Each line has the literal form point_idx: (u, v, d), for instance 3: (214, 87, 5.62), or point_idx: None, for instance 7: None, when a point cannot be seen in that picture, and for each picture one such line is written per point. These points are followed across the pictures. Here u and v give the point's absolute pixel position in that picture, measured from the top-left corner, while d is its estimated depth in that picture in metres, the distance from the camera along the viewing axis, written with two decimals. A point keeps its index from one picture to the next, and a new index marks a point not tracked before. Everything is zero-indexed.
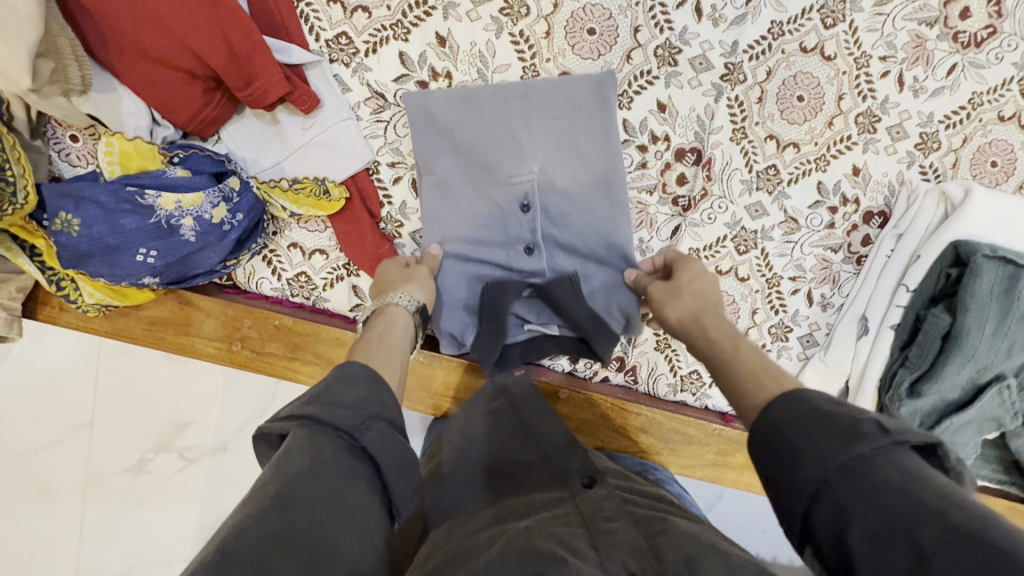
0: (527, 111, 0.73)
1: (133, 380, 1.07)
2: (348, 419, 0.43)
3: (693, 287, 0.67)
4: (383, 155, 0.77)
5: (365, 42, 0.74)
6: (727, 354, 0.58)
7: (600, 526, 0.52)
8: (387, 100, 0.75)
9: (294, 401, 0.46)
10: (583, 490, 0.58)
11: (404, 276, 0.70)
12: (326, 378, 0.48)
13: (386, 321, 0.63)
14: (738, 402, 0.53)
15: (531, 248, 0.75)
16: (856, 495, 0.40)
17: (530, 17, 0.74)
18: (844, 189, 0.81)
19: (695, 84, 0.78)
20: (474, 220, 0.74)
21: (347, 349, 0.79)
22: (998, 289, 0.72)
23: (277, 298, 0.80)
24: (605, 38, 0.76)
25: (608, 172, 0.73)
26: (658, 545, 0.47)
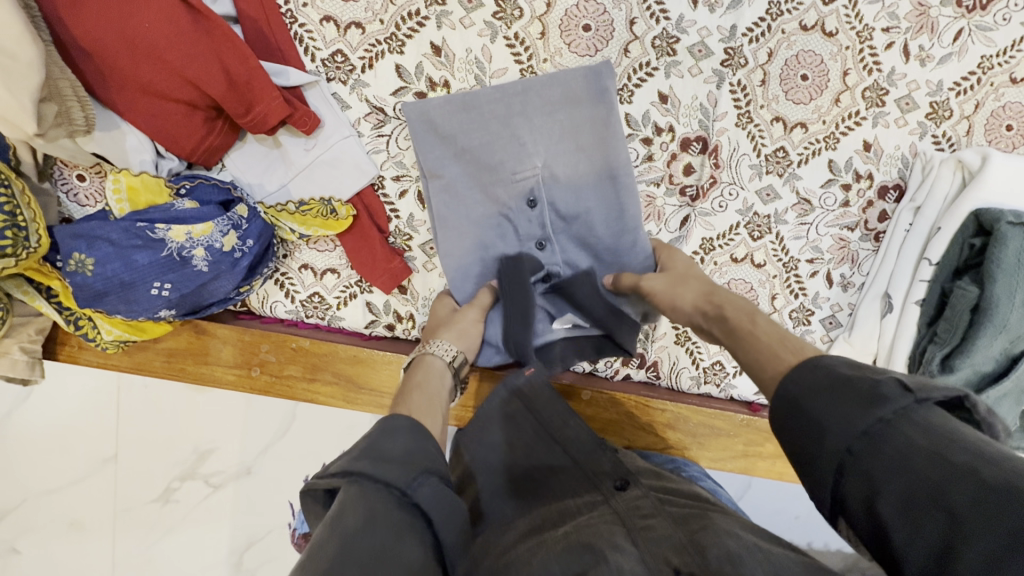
0: (527, 109, 0.72)
1: (155, 411, 1.07)
2: (399, 474, 0.43)
3: (686, 272, 0.69)
4: (387, 170, 0.76)
5: (360, 58, 0.73)
6: (743, 331, 0.56)
7: (636, 523, 0.51)
8: (387, 114, 0.75)
9: (342, 455, 0.45)
10: (617, 492, 0.58)
11: (448, 320, 0.72)
12: (372, 430, 0.47)
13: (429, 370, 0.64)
14: (760, 377, 0.52)
15: (542, 243, 0.75)
16: (884, 462, 0.38)
17: (524, 18, 0.74)
18: (856, 166, 0.80)
19: (696, 72, 0.77)
20: (482, 221, 0.73)
21: (365, 366, 0.79)
22: None
23: (293, 321, 0.80)
24: (600, 34, 0.75)
25: (613, 159, 0.72)
26: (699, 541, 0.47)
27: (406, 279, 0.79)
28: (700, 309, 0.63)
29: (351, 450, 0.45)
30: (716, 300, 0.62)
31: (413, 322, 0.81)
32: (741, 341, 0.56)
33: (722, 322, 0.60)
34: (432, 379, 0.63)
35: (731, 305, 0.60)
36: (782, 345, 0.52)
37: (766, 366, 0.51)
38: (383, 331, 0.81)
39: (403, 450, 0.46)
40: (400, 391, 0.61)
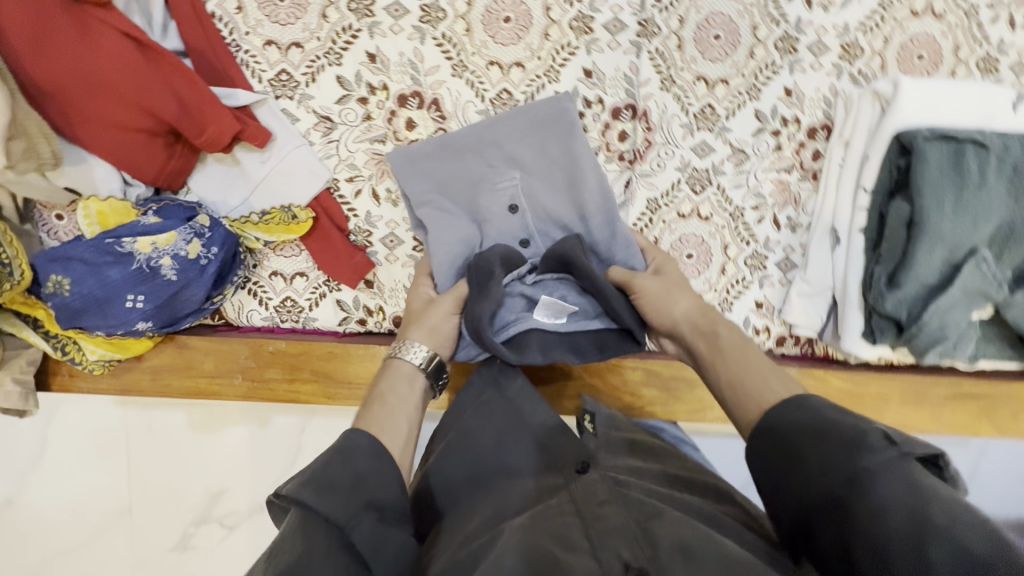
0: (498, 137, 0.77)
1: (157, 459, 1.09)
2: (339, 510, 0.47)
3: (673, 284, 0.70)
4: (341, 172, 0.81)
5: (303, 74, 0.79)
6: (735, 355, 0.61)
7: (593, 512, 0.54)
8: (334, 121, 0.80)
9: (296, 475, 0.50)
10: (577, 476, 0.59)
11: (418, 314, 0.73)
12: (329, 452, 0.53)
13: (403, 379, 0.66)
14: (748, 397, 0.57)
15: (526, 241, 0.76)
16: (861, 507, 0.42)
17: (448, 18, 0.80)
18: (781, 112, 0.85)
19: (615, 46, 0.82)
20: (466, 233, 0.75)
21: (341, 360, 0.82)
22: (949, 167, 0.71)
23: (269, 326, 0.84)
24: (520, 23, 0.81)
25: (583, 168, 0.75)
26: (654, 534, 0.50)
27: (370, 272, 0.83)
28: (694, 331, 0.66)
29: (299, 473, 0.50)
30: (709, 336, 0.64)
31: (383, 314, 0.85)
32: (725, 363, 0.61)
33: (712, 340, 0.64)
34: (403, 387, 0.66)
35: (723, 325, 0.64)
36: (770, 377, 0.57)
37: (757, 394, 0.56)
38: (356, 326, 0.85)
39: (350, 477, 0.51)
40: (367, 400, 0.64)
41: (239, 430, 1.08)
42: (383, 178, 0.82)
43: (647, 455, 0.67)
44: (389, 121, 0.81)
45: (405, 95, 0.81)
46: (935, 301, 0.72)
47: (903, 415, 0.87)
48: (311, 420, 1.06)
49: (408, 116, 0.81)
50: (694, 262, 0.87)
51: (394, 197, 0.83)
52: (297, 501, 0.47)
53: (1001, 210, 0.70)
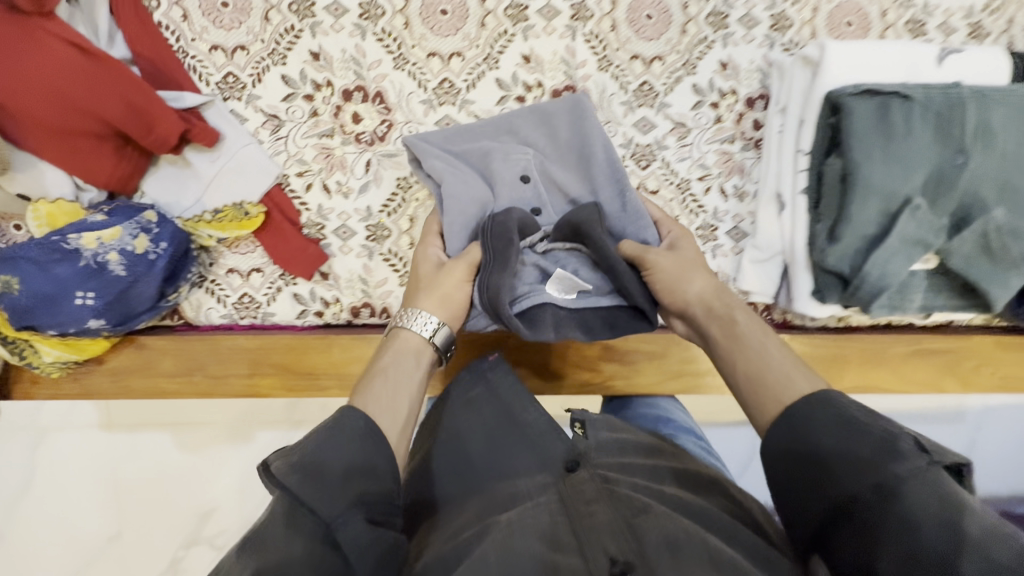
0: (513, 123, 0.78)
1: (146, 480, 1.10)
2: (328, 506, 0.45)
3: (692, 265, 0.68)
4: (290, 168, 0.84)
5: (250, 75, 0.82)
6: (745, 334, 0.60)
7: (579, 510, 0.54)
8: (282, 119, 0.83)
9: (289, 454, 0.48)
10: (566, 474, 0.58)
11: (425, 281, 0.70)
12: (324, 432, 0.50)
13: (410, 351, 0.64)
14: (773, 375, 0.55)
15: (537, 210, 0.76)
16: (886, 516, 0.42)
17: (387, 14, 0.83)
18: (718, 84, 0.87)
19: (551, 30, 0.84)
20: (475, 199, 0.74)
21: (299, 353, 0.83)
22: (874, 121, 0.73)
23: (227, 324, 0.85)
24: (457, 15, 0.83)
25: (598, 149, 0.76)
26: (645, 537, 0.50)
27: (323, 263, 0.84)
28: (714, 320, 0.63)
29: (289, 456, 0.48)
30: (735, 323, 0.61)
31: (340, 305, 0.86)
32: (743, 354, 0.58)
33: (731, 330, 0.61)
34: (409, 361, 0.63)
35: (741, 315, 0.62)
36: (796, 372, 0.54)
37: (778, 387, 0.54)
38: (314, 318, 0.86)
39: (342, 468, 0.48)
40: (366, 375, 0.61)
41: (226, 448, 1.10)
42: (332, 171, 0.84)
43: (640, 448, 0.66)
44: (336, 115, 0.84)
45: (350, 90, 0.83)
46: (869, 258, 0.74)
47: (866, 376, 0.88)
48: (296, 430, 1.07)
49: (354, 109, 0.84)
50: None
51: (344, 189, 0.85)
52: (286, 485, 0.45)
53: (929, 158, 0.72)
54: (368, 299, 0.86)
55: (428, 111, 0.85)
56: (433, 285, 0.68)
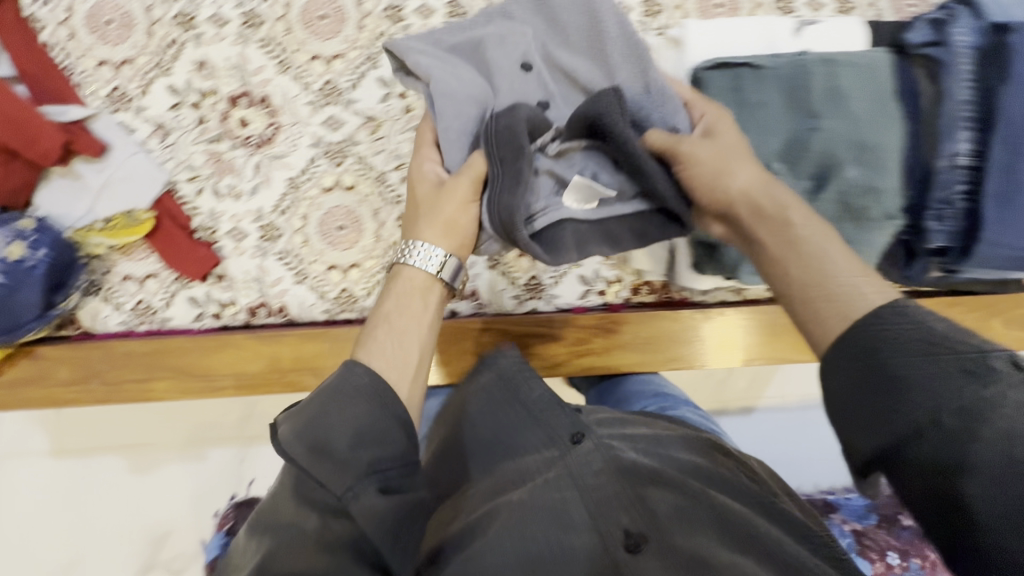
0: (508, 8, 0.69)
1: (92, 507, 1.07)
2: (334, 481, 0.47)
3: (730, 153, 0.64)
4: (180, 174, 0.86)
5: (137, 87, 0.85)
6: (796, 242, 0.58)
7: (587, 482, 0.59)
8: (169, 127, 0.85)
9: (294, 419, 0.50)
10: (572, 447, 0.62)
11: (428, 201, 0.65)
12: (324, 396, 0.52)
13: (407, 294, 0.64)
14: (824, 284, 0.53)
15: (545, 104, 0.66)
16: (992, 438, 0.42)
17: (267, 22, 0.85)
18: None
19: (428, 28, 0.87)
20: (472, 93, 0.65)
21: (191, 354, 0.84)
22: (729, 90, 0.77)
23: (125, 331, 0.86)
24: (336, 19, 0.86)
25: (608, 31, 0.65)
26: (652, 505, 0.56)
27: (215, 265, 0.86)
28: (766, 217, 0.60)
29: (294, 420, 0.50)
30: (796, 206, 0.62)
31: (237, 307, 0.87)
32: (798, 260, 0.56)
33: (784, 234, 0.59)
34: (411, 301, 0.64)
35: (795, 212, 0.61)
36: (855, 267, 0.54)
37: (845, 298, 0.51)
38: (212, 321, 0.87)
39: (349, 433, 0.50)
40: (371, 319, 0.64)
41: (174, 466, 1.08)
42: (222, 176, 0.86)
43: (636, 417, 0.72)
44: (223, 121, 0.86)
45: (235, 95, 0.86)
46: (813, 205, 0.71)
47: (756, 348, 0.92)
48: (246, 450, 1.08)
49: (240, 114, 0.86)
50: None
51: (235, 192, 0.87)
52: (292, 453, 0.48)
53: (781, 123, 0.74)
54: (264, 298, 0.88)
55: (314, 112, 0.87)
56: (435, 206, 0.63)
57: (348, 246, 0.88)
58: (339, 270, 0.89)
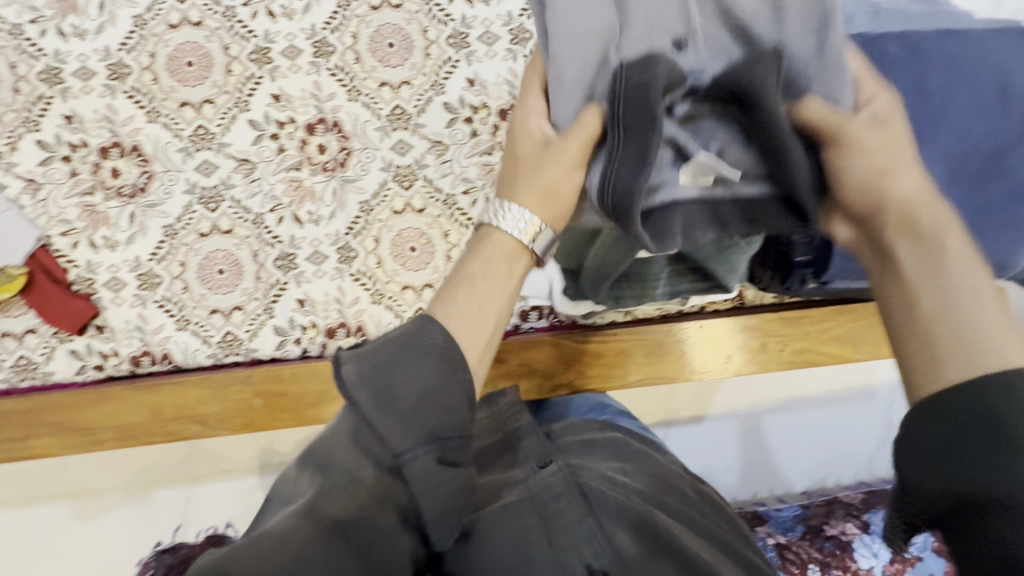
0: None
1: (24, 562, 0.99)
2: (397, 435, 0.34)
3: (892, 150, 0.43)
4: (54, 228, 0.86)
5: (5, 145, 0.85)
6: (940, 273, 0.35)
7: (551, 512, 0.47)
8: (40, 182, 0.85)
9: (366, 358, 0.37)
10: (535, 472, 0.51)
11: (535, 164, 0.46)
12: (395, 348, 0.37)
13: (491, 261, 0.44)
14: (972, 323, 0.33)
15: (681, 44, 0.43)
16: None
17: (134, 72, 0.86)
18: (469, 100, 0.89)
19: (296, 69, 0.87)
20: (580, 20, 0.44)
21: (71, 409, 0.84)
22: None
23: (7, 388, 0.85)
24: (203, 65, 0.86)
25: None
26: (619, 546, 0.45)
27: (94, 316, 0.86)
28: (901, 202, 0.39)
29: (364, 359, 0.37)
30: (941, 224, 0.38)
31: (119, 357, 0.87)
32: (961, 292, 0.34)
33: (922, 251, 0.36)
34: (499, 268, 0.44)
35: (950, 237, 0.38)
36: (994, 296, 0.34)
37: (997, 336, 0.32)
38: (94, 372, 0.87)
39: (413, 395, 0.35)
40: (449, 279, 0.44)
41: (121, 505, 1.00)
42: (97, 227, 0.86)
43: (606, 446, 0.58)
44: (95, 173, 0.86)
45: (106, 146, 0.86)
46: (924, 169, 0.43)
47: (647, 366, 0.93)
48: (196, 488, 1.01)
49: (112, 165, 0.86)
50: (419, 254, 0.90)
51: (111, 242, 0.86)
52: (357, 397, 0.35)
53: None
54: (147, 346, 0.87)
55: (187, 158, 0.87)
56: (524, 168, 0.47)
57: (229, 289, 0.88)
58: (221, 313, 0.88)
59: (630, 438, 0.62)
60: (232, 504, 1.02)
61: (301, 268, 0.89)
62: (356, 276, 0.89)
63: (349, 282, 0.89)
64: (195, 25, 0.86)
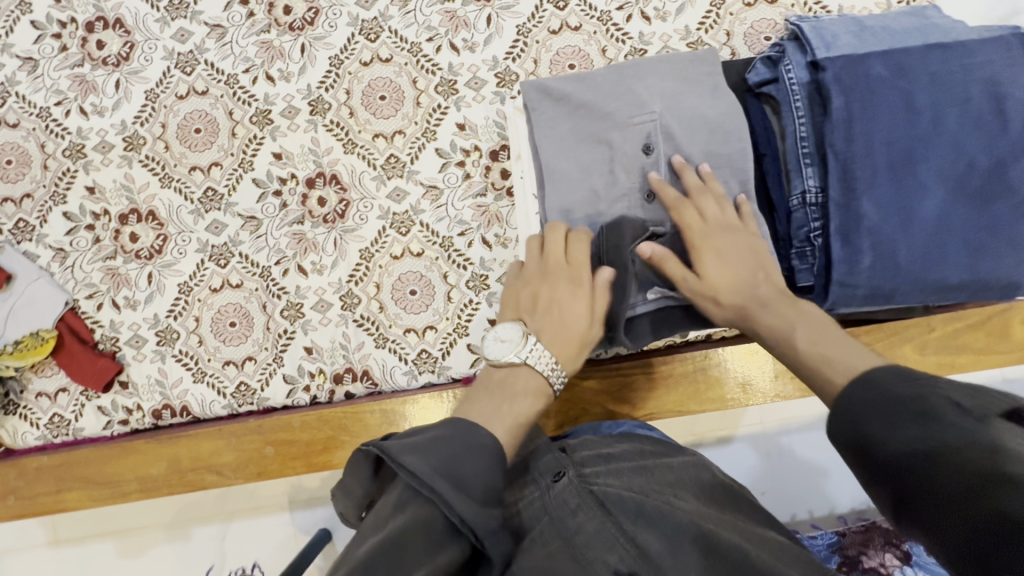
0: (640, 72, 0.75)
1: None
2: (478, 516, 0.45)
3: (718, 229, 0.67)
4: (81, 291, 0.91)
5: (37, 218, 0.92)
6: (784, 342, 0.61)
7: (569, 525, 0.53)
8: (68, 250, 0.91)
9: (430, 451, 0.47)
10: (553, 484, 0.58)
11: (566, 332, 0.64)
12: (458, 446, 0.49)
13: (497, 376, 0.61)
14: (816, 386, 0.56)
15: (652, 195, 0.71)
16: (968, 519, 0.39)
17: (148, 142, 0.92)
18: (460, 144, 0.91)
19: (295, 127, 0.92)
20: (591, 167, 0.73)
21: (98, 464, 0.91)
22: (564, 142, 0.75)
23: (43, 444, 0.91)
24: (209, 130, 0.92)
25: (730, 120, 0.71)
26: (642, 544, 0.51)
27: (118, 372, 0.90)
28: (721, 309, 0.66)
29: (433, 456, 0.47)
30: (756, 303, 0.64)
31: (142, 411, 0.91)
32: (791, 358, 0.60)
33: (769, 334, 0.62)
34: (506, 386, 0.60)
35: (783, 303, 0.63)
36: (818, 338, 0.58)
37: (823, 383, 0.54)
38: (119, 427, 0.91)
39: (482, 485, 0.47)
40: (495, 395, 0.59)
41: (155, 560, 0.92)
42: (119, 288, 0.92)
43: (625, 455, 0.64)
44: (115, 239, 0.92)
45: (125, 214, 0.92)
46: (725, 270, 0.65)
47: (652, 399, 0.92)
48: (232, 525, 0.93)
49: (131, 230, 0.92)
50: (419, 297, 0.91)
51: (132, 302, 0.92)
52: (433, 484, 0.45)
53: (603, 185, 0.72)
54: (167, 400, 0.91)
55: (198, 220, 0.92)
56: (544, 309, 0.65)
57: (240, 341, 0.91)
58: (234, 364, 0.91)
59: (649, 446, 0.67)
60: (262, 544, 0.93)
61: (307, 317, 0.91)
62: (359, 322, 0.91)
63: (354, 328, 0.91)
64: (201, 94, 0.92)
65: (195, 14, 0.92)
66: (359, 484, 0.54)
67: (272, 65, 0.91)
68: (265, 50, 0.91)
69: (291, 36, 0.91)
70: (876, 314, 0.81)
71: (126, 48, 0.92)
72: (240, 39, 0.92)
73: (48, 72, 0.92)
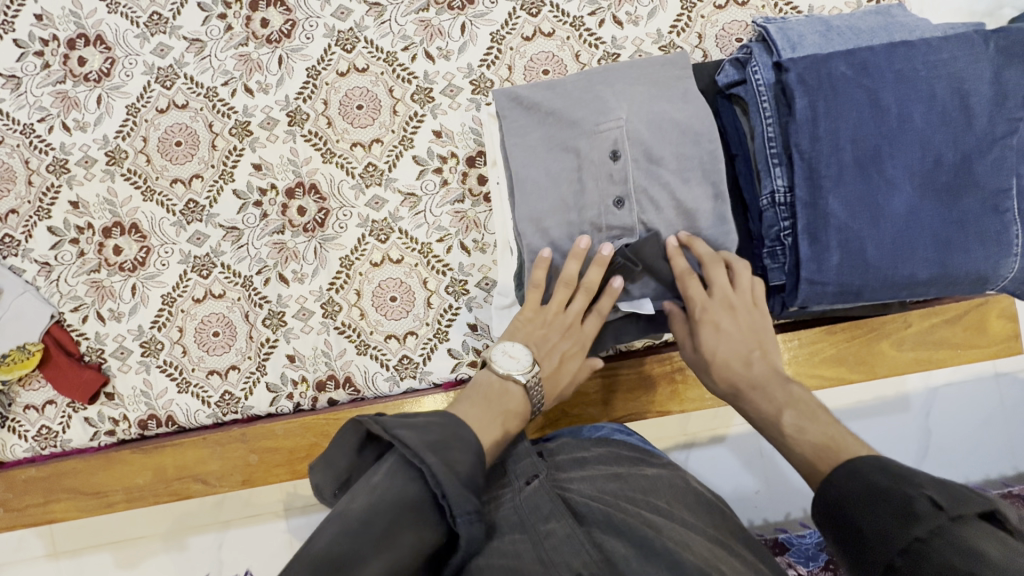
0: (609, 79, 0.76)
1: None
2: (457, 494, 0.44)
3: (722, 305, 0.68)
4: (66, 304, 0.93)
5: (22, 233, 0.93)
6: (769, 418, 0.60)
7: (540, 529, 0.52)
8: (52, 264, 0.93)
9: (424, 430, 0.48)
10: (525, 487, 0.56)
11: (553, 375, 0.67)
12: (450, 429, 0.49)
13: (494, 387, 0.62)
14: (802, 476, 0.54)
15: (621, 201, 0.72)
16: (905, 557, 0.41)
17: (130, 156, 0.93)
18: (437, 151, 0.92)
19: (274, 138, 0.93)
20: (561, 175, 0.74)
21: (86, 473, 0.90)
22: (534, 148, 0.75)
23: (32, 456, 0.92)
24: (189, 143, 0.93)
25: (697, 125, 0.72)
26: (607, 550, 0.50)
27: (104, 384, 0.91)
28: (717, 384, 0.66)
29: (426, 434, 0.47)
30: (748, 385, 0.63)
31: (128, 421, 0.92)
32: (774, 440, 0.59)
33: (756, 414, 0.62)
34: (500, 401, 0.60)
35: (775, 386, 0.62)
36: (805, 429, 0.56)
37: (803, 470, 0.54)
38: (106, 437, 0.92)
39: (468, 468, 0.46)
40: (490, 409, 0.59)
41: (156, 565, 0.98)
42: (103, 301, 0.93)
43: (601, 462, 0.64)
44: (99, 251, 0.93)
45: (108, 227, 0.93)
46: (717, 348, 0.66)
47: (633, 401, 0.92)
48: (228, 533, 0.98)
49: (114, 243, 0.93)
50: (399, 303, 0.92)
51: (116, 314, 0.93)
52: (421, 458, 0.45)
53: (573, 193, 0.73)
54: (152, 410, 0.92)
55: (180, 231, 0.93)
56: (549, 351, 0.68)
57: (223, 350, 0.92)
58: (218, 374, 0.92)
59: (625, 450, 0.67)
60: (258, 551, 0.98)
61: (290, 325, 0.92)
62: (341, 329, 0.92)
63: (335, 336, 0.92)
64: (181, 108, 0.93)
65: (174, 29, 0.93)
66: (340, 460, 0.52)
67: (251, 77, 0.93)
68: (243, 63, 0.93)
69: (268, 48, 0.93)
70: (852, 312, 0.82)
71: (106, 64, 0.93)
72: (218, 53, 0.93)
73: (32, 89, 0.93)
